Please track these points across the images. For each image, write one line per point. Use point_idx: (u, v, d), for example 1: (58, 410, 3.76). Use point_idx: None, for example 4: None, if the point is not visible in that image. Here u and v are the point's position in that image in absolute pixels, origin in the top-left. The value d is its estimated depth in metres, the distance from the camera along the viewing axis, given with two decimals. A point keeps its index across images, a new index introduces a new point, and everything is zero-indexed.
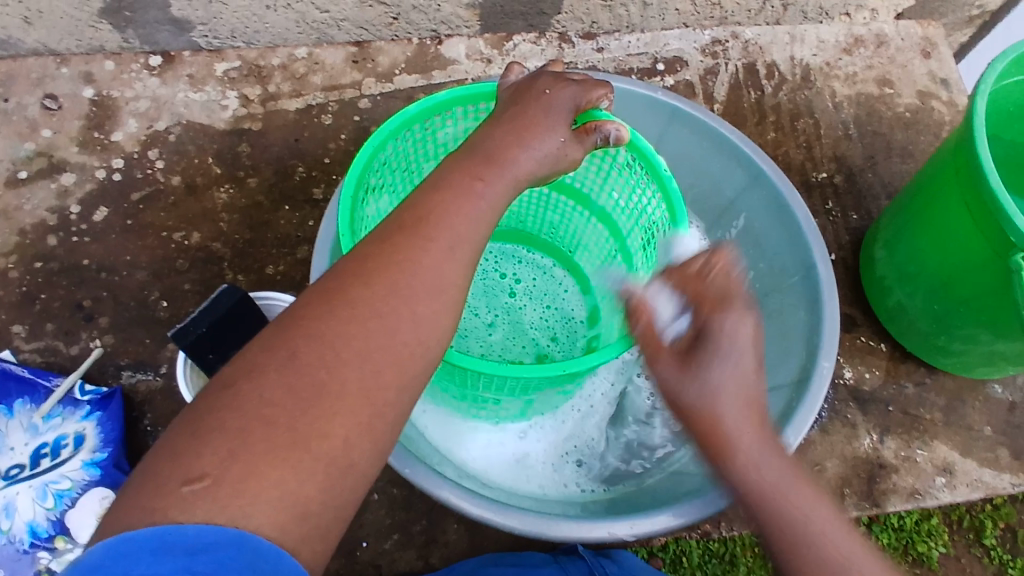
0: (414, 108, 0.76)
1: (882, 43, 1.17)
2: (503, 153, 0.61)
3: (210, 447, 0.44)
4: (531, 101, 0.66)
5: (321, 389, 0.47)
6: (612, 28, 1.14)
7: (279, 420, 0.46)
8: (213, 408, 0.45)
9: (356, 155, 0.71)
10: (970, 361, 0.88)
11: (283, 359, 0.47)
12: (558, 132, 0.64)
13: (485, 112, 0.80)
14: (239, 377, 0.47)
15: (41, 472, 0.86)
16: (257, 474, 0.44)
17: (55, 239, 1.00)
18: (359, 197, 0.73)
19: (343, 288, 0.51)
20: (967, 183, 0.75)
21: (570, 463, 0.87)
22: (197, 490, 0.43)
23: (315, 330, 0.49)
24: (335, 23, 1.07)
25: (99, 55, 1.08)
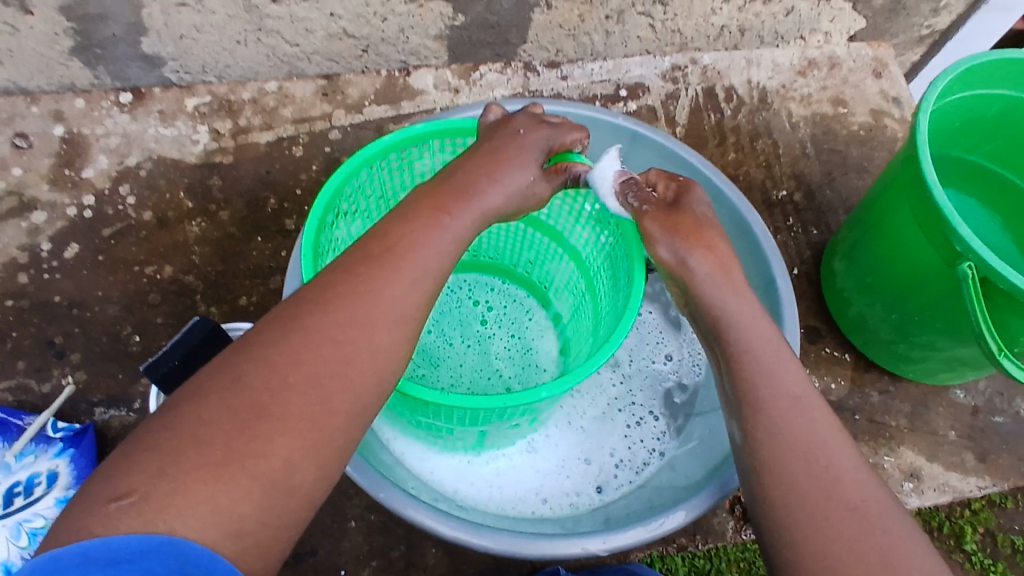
0: (392, 137, 0.77)
1: (835, 65, 1.22)
2: (471, 187, 0.63)
3: (140, 464, 0.46)
4: (507, 141, 0.67)
5: (259, 413, 0.49)
6: (576, 57, 1.17)
7: (214, 439, 0.48)
8: (157, 430, 0.48)
9: (329, 180, 0.73)
10: (929, 367, 0.91)
11: (226, 382, 0.50)
12: (528, 169, 0.66)
13: (462, 146, 0.82)
14: (181, 400, 0.49)
15: (14, 510, 0.84)
16: (186, 491, 0.46)
17: (26, 276, 1.00)
18: (329, 222, 0.75)
19: (299, 314, 0.53)
20: (914, 195, 0.78)
21: (558, 479, 0.87)
22: (123, 506, 0.45)
23: (264, 355, 0.51)
24: (304, 56, 1.09)
25: (69, 93, 1.09)
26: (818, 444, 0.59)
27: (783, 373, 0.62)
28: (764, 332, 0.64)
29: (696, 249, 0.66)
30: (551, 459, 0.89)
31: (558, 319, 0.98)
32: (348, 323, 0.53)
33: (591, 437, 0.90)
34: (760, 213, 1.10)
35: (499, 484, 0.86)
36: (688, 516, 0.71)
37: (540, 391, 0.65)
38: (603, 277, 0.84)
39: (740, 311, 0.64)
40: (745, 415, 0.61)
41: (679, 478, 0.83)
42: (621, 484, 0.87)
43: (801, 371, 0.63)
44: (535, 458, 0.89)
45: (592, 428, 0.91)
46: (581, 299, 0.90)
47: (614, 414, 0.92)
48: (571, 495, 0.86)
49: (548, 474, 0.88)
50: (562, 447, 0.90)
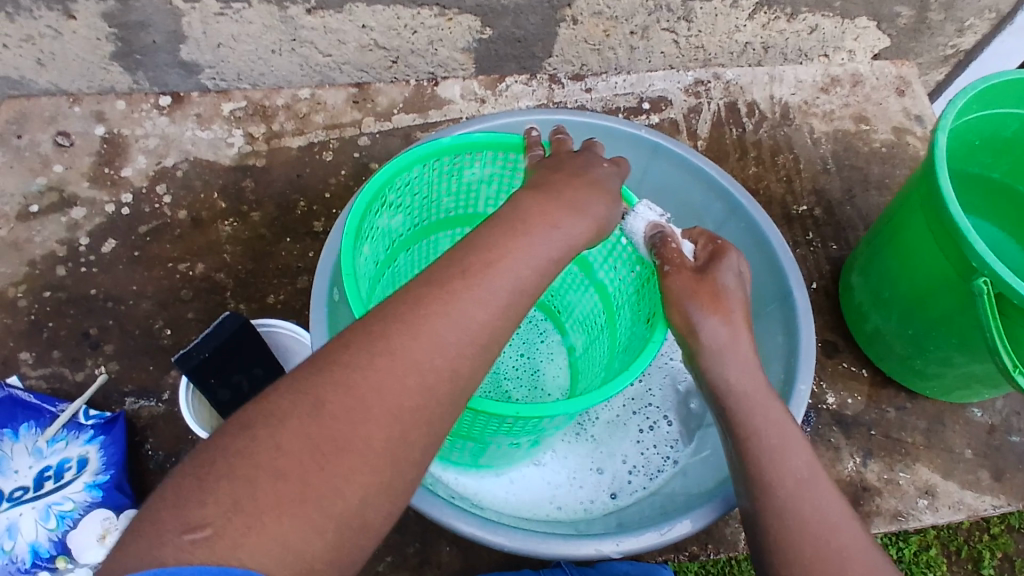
0: (449, 140, 0.81)
1: (858, 83, 1.23)
2: (584, 208, 0.66)
3: (216, 495, 0.47)
4: (596, 172, 0.72)
5: (338, 447, 0.50)
6: (600, 70, 1.20)
7: (291, 473, 0.49)
8: (231, 454, 0.49)
9: (384, 166, 0.76)
10: (945, 384, 0.92)
11: (309, 409, 0.51)
12: (617, 201, 0.70)
13: (512, 162, 0.86)
14: (256, 421, 0.50)
15: (45, 493, 0.88)
16: (260, 527, 0.47)
17: (65, 270, 1.04)
18: (374, 210, 0.77)
19: (385, 331, 0.54)
20: (930, 212, 0.79)
21: (573, 486, 0.89)
22: (197, 539, 0.46)
23: (346, 382, 0.52)
24: (337, 65, 1.13)
25: (111, 95, 1.13)
26: (830, 528, 0.59)
27: (793, 454, 0.64)
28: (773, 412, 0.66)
29: (712, 317, 0.69)
30: (563, 467, 0.91)
31: (574, 345, 0.99)
32: (394, 321, 0.55)
33: (602, 445, 0.92)
34: (780, 227, 1.11)
35: (515, 492, 0.88)
36: (699, 523, 0.73)
37: (557, 406, 0.65)
38: (628, 308, 0.85)
39: (740, 379, 0.68)
40: (755, 493, 0.63)
41: (690, 485, 0.84)
42: (634, 489, 0.89)
43: (809, 453, 0.64)
44: (545, 470, 0.90)
45: (604, 436, 0.93)
46: (598, 328, 0.92)
47: (630, 417, 0.94)
48: (585, 501, 0.88)
49: (561, 482, 0.89)
50: (574, 455, 0.92)
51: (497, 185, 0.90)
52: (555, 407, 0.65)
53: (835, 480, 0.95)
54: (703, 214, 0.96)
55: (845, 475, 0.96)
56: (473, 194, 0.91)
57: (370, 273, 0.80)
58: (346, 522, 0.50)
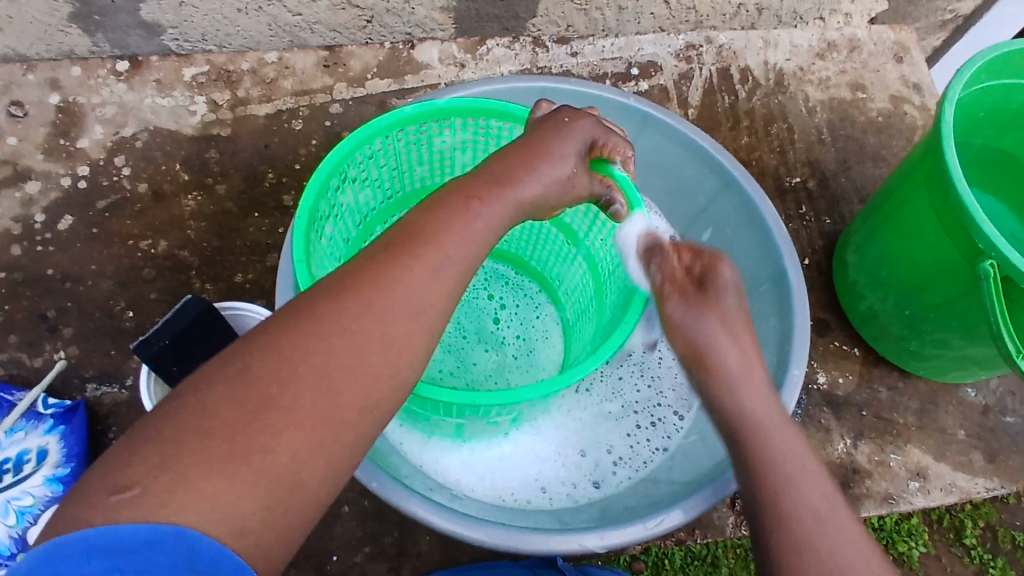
0: (413, 108, 0.75)
1: (855, 47, 1.17)
2: (508, 174, 0.60)
3: (143, 455, 0.43)
4: (551, 130, 0.64)
5: (264, 404, 0.46)
6: (587, 33, 1.13)
7: (218, 432, 0.45)
8: (163, 415, 0.45)
9: (337, 144, 0.71)
10: (940, 365, 0.89)
11: (236, 369, 0.47)
12: (569, 162, 0.63)
13: (486, 128, 0.80)
14: (188, 388, 0.46)
15: (3, 488, 0.83)
16: (185, 484, 0.43)
17: (19, 249, 0.97)
18: (332, 187, 0.72)
19: (315, 302, 0.50)
20: (934, 189, 0.75)
21: (557, 471, 0.85)
22: (125, 500, 0.42)
23: (277, 342, 0.48)
24: (307, 25, 1.05)
25: (65, 60, 1.06)
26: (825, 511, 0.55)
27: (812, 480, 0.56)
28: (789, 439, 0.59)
29: (724, 338, 0.62)
30: (550, 445, 0.87)
31: (565, 315, 0.95)
32: (366, 311, 0.50)
33: (590, 430, 0.89)
34: (772, 201, 1.07)
35: (503, 474, 0.84)
36: (683, 518, 0.69)
37: (522, 393, 0.63)
38: (611, 280, 0.81)
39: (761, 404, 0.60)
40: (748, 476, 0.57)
41: (677, 476, 0.81)
42: (619, 479, 0.85)
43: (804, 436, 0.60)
44: (535, 445, 0.87)
45: (591, 422, 0.89)
46: (587, 299, 0.88)
47: (629, 413, 0.90)
48: (568, 485, 0.84)
49: (545, 463, 0.86)
50: (565, 431, 0.89)
51: (472, 152, 0.84)
52: (520, 394, 0.63)
53: (825, 463, 0.93)
54: (697, 188, 0.91)
55: (834, 457, 0.93)
56: (448, 162, 0.85)
57: (334, 253, 0.77)
58: (283, 480, 0.46)
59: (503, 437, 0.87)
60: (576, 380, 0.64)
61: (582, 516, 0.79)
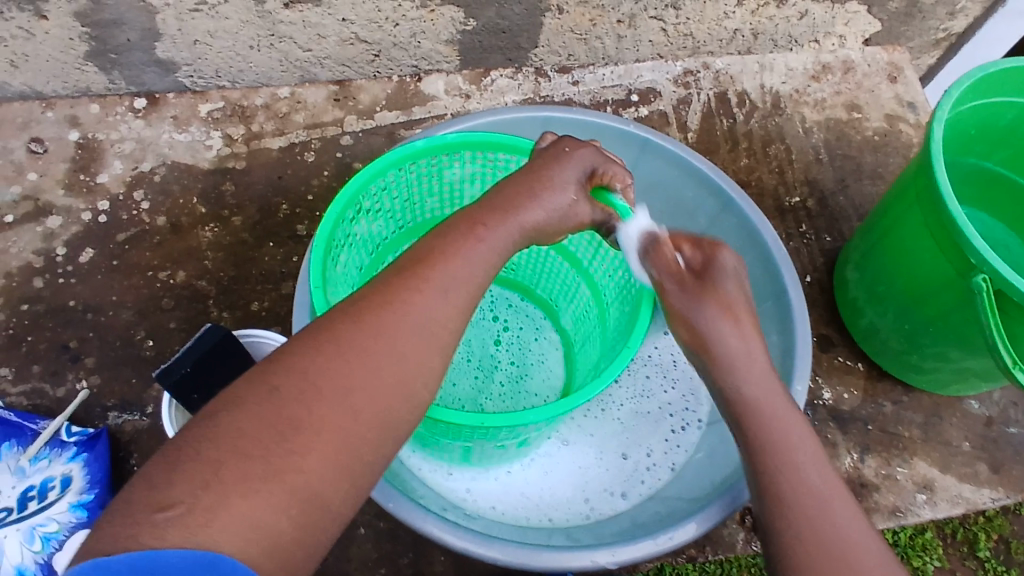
0: (423, 142, 0.78)
1: (849, 69, 1.21)
2: (513, 202, 0.62)
3: (184, 475, 0.45)
4: (550, 160, 0.67)
5: (295, 425, 0.49)
6: (587, 62, 1.17)
7: (254, 452, 0.47)
8: (198, 438, 0.47)
9: (353, 176, 0.74)
10: (942, 378, 0.90)
11: (264, 393, 0.49)
12: (570, 190, 0.66)
13: (492, 160, 0.83)
14: (221, 410, 0.48)
15: (28, 515, 0.85)
16: (228, 503, 0.45)
17: (42, 281, 1.01)
18: (347, 218, 0.75)
19: (333, 327, 0.53)
20: (927, 207, 0.77)
21: (591, 478, 0.88)
22: (169, 518, 0.44)
23: (304, 367, 0.51)
24: (317, 61, 1.10)
25: (84, 98, 1.10)
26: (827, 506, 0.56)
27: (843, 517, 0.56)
28: (819, 469, 0.58)
29: (726, 324, 0.63)
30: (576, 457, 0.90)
31: (570, 338, 0.97)
32: (380, 334, 0.53)
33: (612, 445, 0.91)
34: (773, 220, 1.09)
35: (544, 486, 0.87)
36: (693, 533, 0.71)
37: (529, 415, 0.65)
38: (615, 305, 0.83)
39: (741, 350, 0.63)
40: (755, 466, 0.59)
41: (685, 491, 0.83)
42: (639, 491, 0.87)
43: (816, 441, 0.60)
44: (574, 452, 0.90)
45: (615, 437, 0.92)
46: (592, 323, 0.90)
47: (664, 417, 0.92)
48: (607, 489, 0.87)
49: (586, 464, 0.89)
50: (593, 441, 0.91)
51: (481, 183, 0.87)
52: (526, 416, 0.65)
53: None
54: (697, 211, 0.94)
55: (842, 471, 0.95)
56: (457, 193, 0.88)
57: (348, 281, 0.80)
58: (309, 498, 0.48)
59: (535, 454, 0.90)
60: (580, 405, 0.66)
61: (610, 531, 0.80)
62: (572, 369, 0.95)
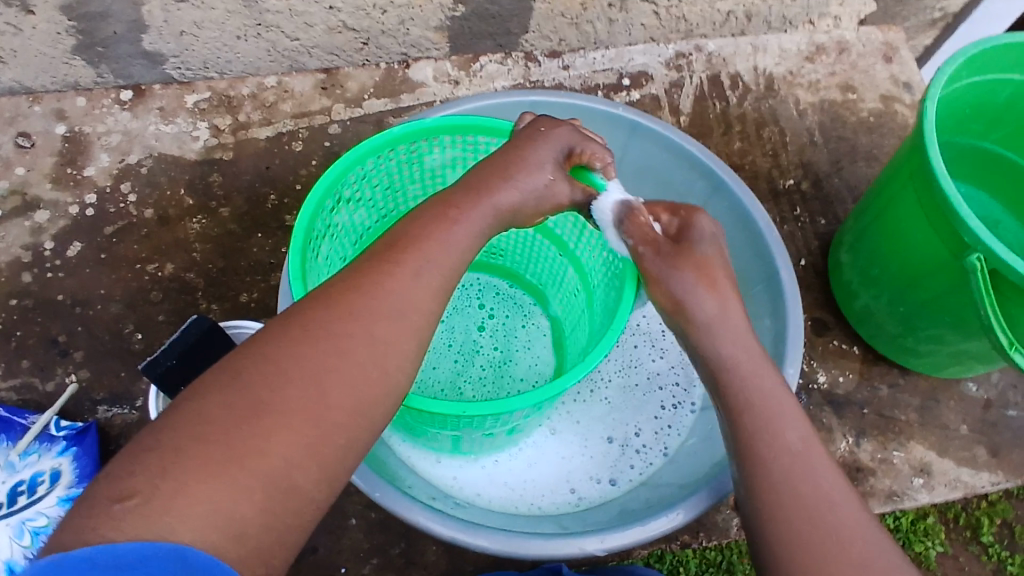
0: (401, 128, 0.77)
1: (844, 49, 1.19)
2: (494, 187, 0.61)
3: (143, 462, 0.45)
4: (525, 141, 0.66)
5: (259, 409, 0.48)
6: (578, 46, 1.15)
7: (214, 437, 0.46)
8: (159, 426, 0.47)
9: (334, 161, 0.73)
10: (938, 361, 0.89)
11: (227, 380, 0.49)
12: (546, 169, 0.64)
13: (476, 144, 0.81)
14: (184, 398, 0.48)
15: (18, 510, 0.85)
16: (185, 490, 0.44)
17: (30, 276, 1.00)
18: (329, 205, 0.74)
19: (305, 314, 0.52)
20: (920, 186, 0.76)
21: (581, 463, 0.87)
22: (126, 508, 0.43)
23: (267, 354, 0.50)
24: (304, 50, 1.08)
25: (70, 91, 1.09)
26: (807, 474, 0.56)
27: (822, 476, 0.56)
28: (796, 429, 0.58)
29: (704, 292, 0.63)
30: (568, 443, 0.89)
31: (559, 325, 0.96)
32: (352, 321, 0.52)
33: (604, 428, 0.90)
34: (766, 203, 1.08)
35: (535, 474, 0.86)
36: (682, 518, 0.70)
37: (513, 403, 0.64)
38: (601, 291, 0.82)
39: (719, 316, 0.62)
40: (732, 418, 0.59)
41: (677, 476, 0.82)
42: (630, 477, 0.86)
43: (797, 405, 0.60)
44: (560, 441, 0.89)
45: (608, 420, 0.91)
46: (580, 309, 0.89)
47: (654, 398, 0.91)
48: (593, 478, 0.86)
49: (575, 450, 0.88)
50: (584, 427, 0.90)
51: (466, 168, 0.86)
52: (511, 404, 0.64)
53: None
54: (687, 193, 0.93)
55: (837, 456, 0.94)
56: (442, 178, 0.87)
57: (332, 269, 0.79)
58: (276, 485, 0.47)
59: (522, 444, 0.88)
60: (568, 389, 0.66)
61: (596, 519, 0.80)
62: (561, 356, 0.93)
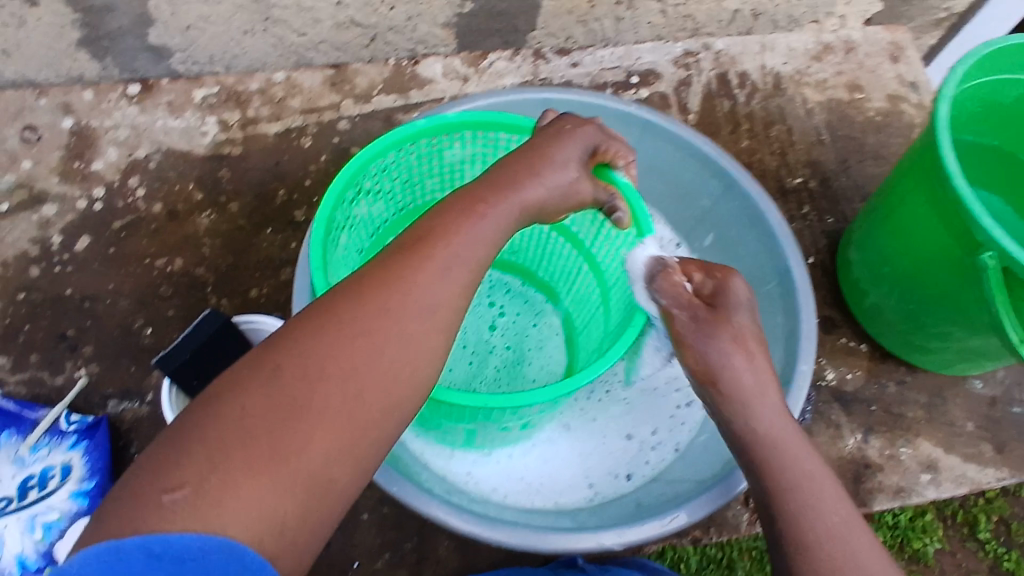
0: (422, 122, 0.77)
1: (850, 49, 1.19)
2: (516, 182, 0.61)
3: (189, 457, 0.45)
4: (549, 137, 0.66)
5: (296, 408, 0.48)
6: (586, 43, 1.16)
7: (258, 433, 0.46)
8: (200, 419, 0.47)
9: (355, 155, 0.73)
10: (947, 358, 0.90)
11: (269, 374, 0.49)
12: (571, 167, 0.65)
13: (493, 140, 0.82)
14: (224, 390, 0.48)
15: (29, 504, 0.85)
16: (232, 486, 0.45)
17: (38, 270, 1.00)
18: (347, 199, 0.74)
19: (339, 308, 0.52)
20: (933, 186, 0.76)
21: (596, 458, 0.87)
22: (176, 500, 0.44)
23: (311, 348, 0.50)
24: (313, 45, 1.08)
25: (77, 85, 1.08)
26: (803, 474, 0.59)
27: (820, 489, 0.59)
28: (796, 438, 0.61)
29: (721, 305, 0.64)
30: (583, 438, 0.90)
31: (571, 322, 0.96)
32: (383, 316, 0.52)
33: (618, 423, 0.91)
34: (775, 201, 1.09)
35: (549, 470, 0.86)
36: (696, 514, 0.71)
37: (533, 397, 0.65)
38: (618, 287, 0.83)
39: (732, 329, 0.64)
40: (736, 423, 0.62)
41: (690, 472, 0.82)
42: (643, 473, 0.86)
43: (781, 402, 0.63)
44: (574, 438, 0.90)
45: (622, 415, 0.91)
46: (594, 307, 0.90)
47: (668, 394, 0.92)
48: (610, 473, 0.87)
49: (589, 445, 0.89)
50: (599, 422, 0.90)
51: (481, 164, 0.86)
52: (533, 397, 0.65)
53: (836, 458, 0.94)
54: (700, 192, 0.93)
55: (846, 452, 0.94)
56: (457, 174, 0.87)
57: (348, 263, 0.79)
58: (317, 481, 0.48)
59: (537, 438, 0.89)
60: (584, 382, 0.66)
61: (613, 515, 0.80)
62: (574, 353, 0.94)
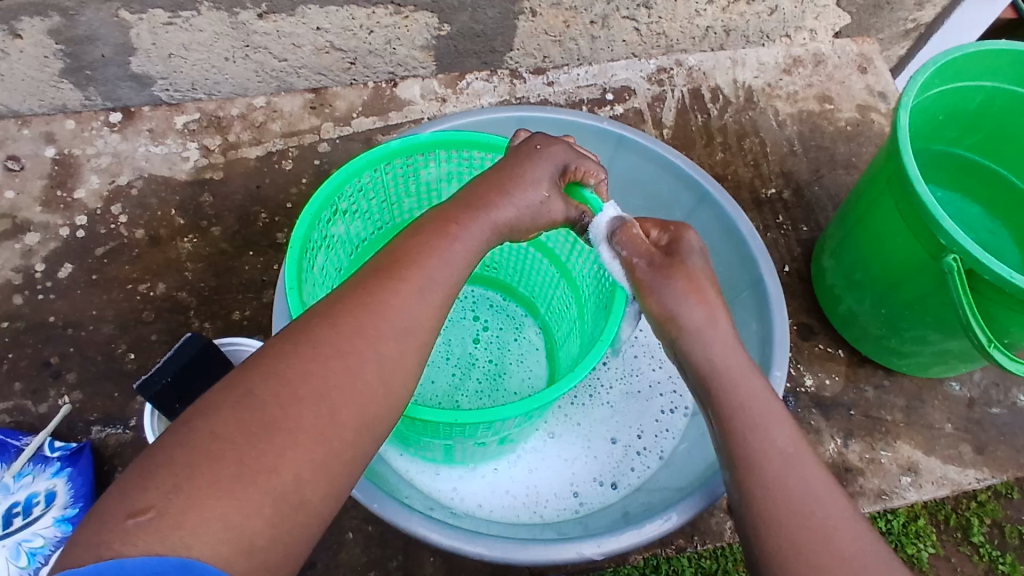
0: (398, 142, 0.78)
1: (820, 62, 1.22)
2: (486, 200, 0.63)
3: (157, 479, 0.45)
4: (523, 158, 0.67)
5: (268, 429, 0.48)
6: (562, 63, 1.18)
7: (226, 454, 0.47)
8: (172, 439, 0.47)
9: (330, 176, 0.74)
10: (922, 361, 0.92)
11: (238, 396, 0.49)
12: (544, 187, 0.66)
13: (469, 159, 0.83)
14: (194, 415, 0.48)
15: (12, 531, 0.84)
16: (198, 506, 0.45)
17: (21, 298, 1.00)
18: (324, 218, 0.75)
19: (310, 328, 0.53)
20: (896, 191, 0.78)
21: (582, 467, 0.88)
22: (140, 522, 0.43)
23: (276, 368, 0.51)
24: (293, 70, 1.10)
25: (59, 115, 1.10)
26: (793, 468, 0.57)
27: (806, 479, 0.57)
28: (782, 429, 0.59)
29: (691, 300, 0.64)
30: (569, 448, 0.90)
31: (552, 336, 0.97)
32: (356, 335, 0.53)
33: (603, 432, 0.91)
34: (750, 212, 1.10)
35: (534, 482, 0.87)
36: (676, 522, 0.71)
37: (505, 410, 0.65)
38: (594, 302, 0.83)
39: (706, 323, 0.63)
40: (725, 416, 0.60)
41: (672, 480, 0.83)
42: (629, 481, 0.87)
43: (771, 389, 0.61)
44: (557, 448, 0.90)
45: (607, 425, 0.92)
46: (571, 320, 0.90)
47: (651, 400, 0.93)
48: (592, 484, 0.87)
49: (573, 455, 0.89)
50: (584, 432, 0.91)
51: (459, 182, 0.87)
52: (502, 412, 0.65)
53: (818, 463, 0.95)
54: (673, 203, 0.95)
55: (827, 457, 0.95)
56: (436, 192, 0.88)
57: (326, 280, 0.80)
58: (286, 497, 0.48)
59: (521, 450, 0.89)
60: (560, 393, 0.67)
61: (595, 525, 0.81)
62: (553, 367, 0.95)
